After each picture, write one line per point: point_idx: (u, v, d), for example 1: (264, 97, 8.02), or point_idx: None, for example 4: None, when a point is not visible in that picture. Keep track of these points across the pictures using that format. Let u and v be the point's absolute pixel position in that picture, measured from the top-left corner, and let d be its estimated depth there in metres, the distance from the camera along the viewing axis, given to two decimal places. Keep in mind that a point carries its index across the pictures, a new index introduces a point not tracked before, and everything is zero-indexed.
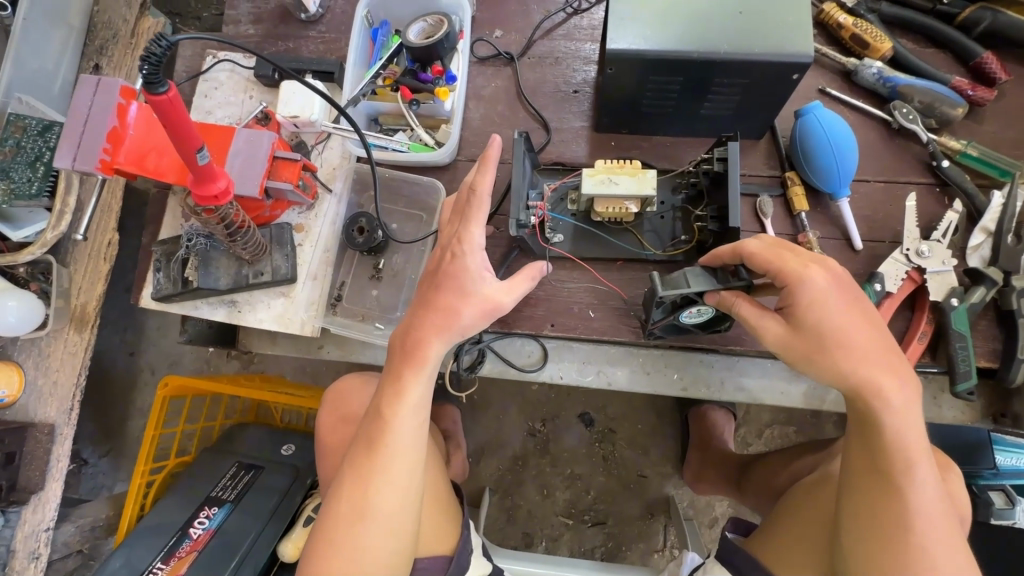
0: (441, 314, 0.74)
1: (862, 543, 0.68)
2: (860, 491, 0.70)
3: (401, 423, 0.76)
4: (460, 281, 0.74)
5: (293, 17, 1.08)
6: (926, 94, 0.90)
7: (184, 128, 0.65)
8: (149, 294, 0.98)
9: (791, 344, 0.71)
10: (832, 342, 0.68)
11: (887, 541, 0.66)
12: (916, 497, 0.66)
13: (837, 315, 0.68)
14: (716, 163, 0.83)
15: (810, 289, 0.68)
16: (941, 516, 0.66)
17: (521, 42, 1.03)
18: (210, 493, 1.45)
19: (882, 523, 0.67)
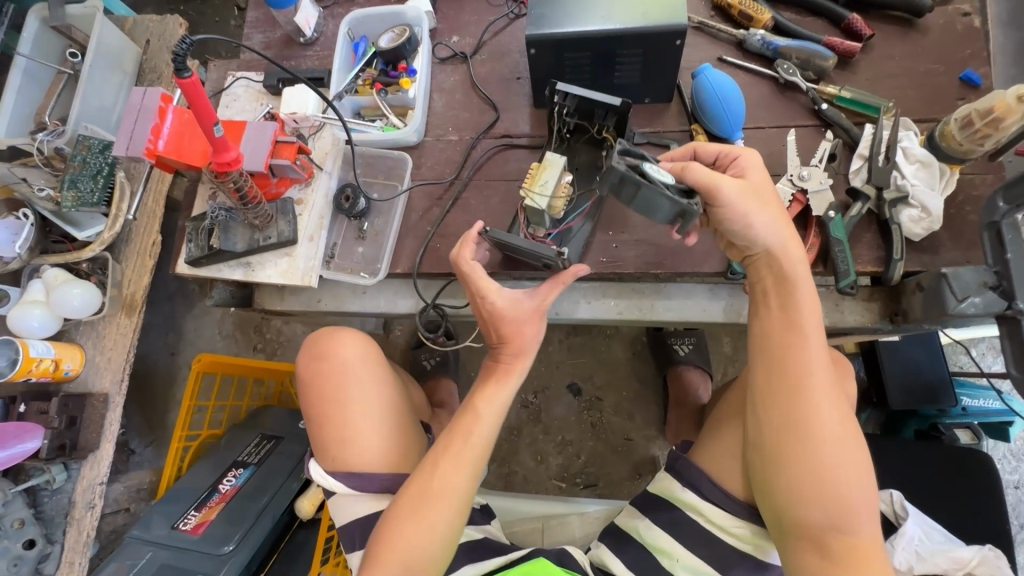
0: (513, 331, 0.96)
1: (774, 397, 0.88)
2: (776, 353, 0.89)
3: (487, 420, 0.95)
4: (516, 317, 0.96)
5: (294, 41, 1.35)
6: (801, 51, 1.08)
7: (204, 106, 0.89)
8: (184, 261, 1.22)
9: (740, 198, 0.87)
10: (765, 190, 0.91)
11: (791, 388, 0.87)
12: (814, 359, 0.87)
13: (766, 187, 0.92)
14: (568, 101, 1.00)
15: (748, 161, 0.93)
16: (830, 373, 0.88)
17: (473, 43, 1.27)
18: (237, 458, 1.64)
19: (790, 379, 0.87)
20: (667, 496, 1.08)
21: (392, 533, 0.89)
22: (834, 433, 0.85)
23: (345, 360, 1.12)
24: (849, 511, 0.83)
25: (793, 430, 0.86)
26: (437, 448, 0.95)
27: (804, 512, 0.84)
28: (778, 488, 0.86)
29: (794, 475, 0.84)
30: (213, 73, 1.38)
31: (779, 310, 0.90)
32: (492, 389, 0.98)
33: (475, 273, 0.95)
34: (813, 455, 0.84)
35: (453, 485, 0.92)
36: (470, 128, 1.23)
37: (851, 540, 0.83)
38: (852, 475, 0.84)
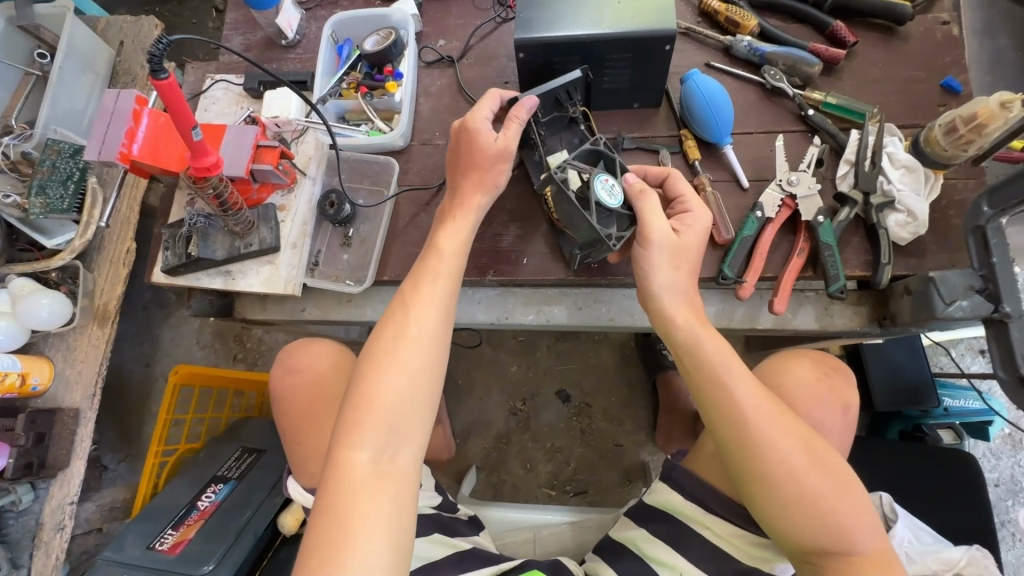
0: (462, 201, 0.94)
1: (730, 447, 0.84)
2: (711, 404, 0.86)
3: (422, 334, 0.82)
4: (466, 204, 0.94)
5: (276, 44, 1.32)
6: (788, 57, 1.08)
7: (183, 110, 0.86)
8: (160, 270, 1.17)
9: (669, 248, 0.90)
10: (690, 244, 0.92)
11: (740, 437, 0.83)
12: (744, 400, 0.84)
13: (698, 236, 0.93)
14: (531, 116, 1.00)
15: (695, 214, 0.94)
16: (765, 404, 0.84)
17: (460, 47, 1.25)
18: (217, 473, 1.60)
19: (732, 425, 0.83)
20: (667, 508, 1.07)
21: (340, 456, 0.75)
22: (793, 460, 0.81)
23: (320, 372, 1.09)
24: (843, 530, 0.79)
25: (756, 475, 0.82)
26: (367, 374, 0.81)
27: (803, 542, 0.81)
28: (774, 523, 0.82)
29: (774, 509, 0.81)
30: (191, 75, 1.34)
31: (694, 366, 0.87)
32: (430, 286, 0.86)
33: (478, 130, 0.93)
34: (782, 494, 0.81)
35: (398, 410, 0.79)
36: None
37: (856, 559, 0.80)
38: (833, 492, 0.80)
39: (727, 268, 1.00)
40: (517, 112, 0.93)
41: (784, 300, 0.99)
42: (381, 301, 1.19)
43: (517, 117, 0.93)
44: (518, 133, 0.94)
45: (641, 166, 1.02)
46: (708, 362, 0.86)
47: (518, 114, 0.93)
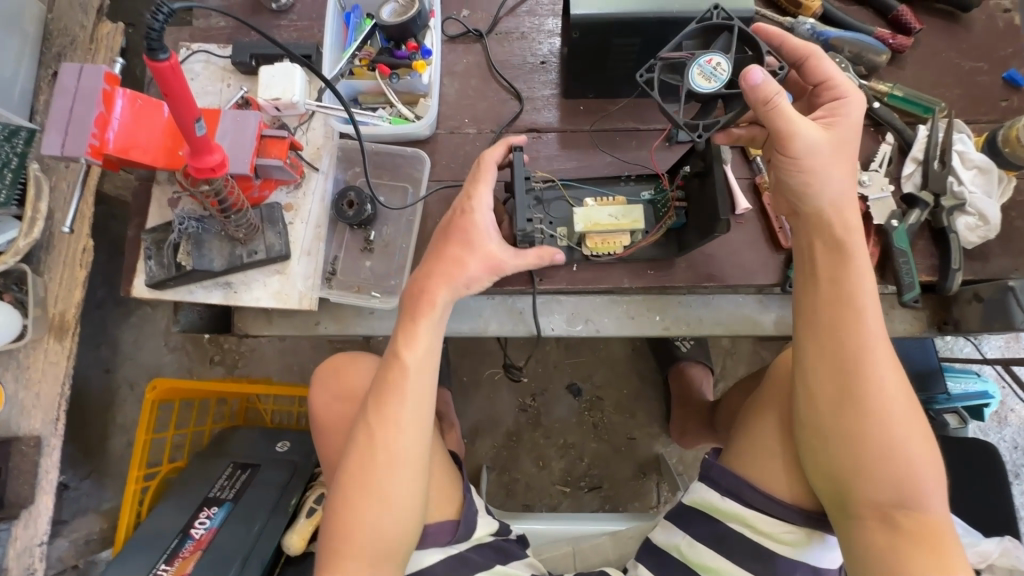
0: (419, 293, 0.82)
1: (823, 377, 0.81)
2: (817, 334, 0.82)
3: (418, 368, 0.83)
4: (470, 234, 0.84)
5: (265, 7, 1.12)
6: (855, 44, 1.00)
7: (184, 98, 0.68)
8: (143, 283, 0.99)
9: (817, 152, 0.80)
10: (846, 150, 0.82)
11: (846, 362, 0.80)
12: (870, 330, 0.80)
13: (853, 138, 0.83)
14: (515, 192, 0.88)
15: (851, 105, 0.82)
16: (888, 347, 0.81)
17: (488, 19, 1.10)
18: (209, 494, 1.43)
19: (844, 351, 0.80)
20: (705, 507, 0.97)
21: (347, 517, 0.80)
22: (899, 405, 0.78)
23: (358, 390, 0.96)
24: (915, 483, 0.76)
25: (855, 409, 0.78)
26: (372, 404, 0.83)
27: (863, 492, 0.77)
28: (841, 472, 0.78)
29: (864, 449, 0.77)
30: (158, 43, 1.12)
31: (829, 286, 0.82)
32: (420, 324, 0.83)
33: (478, 230, 0.83)
34: (873, 435, 0.77)
35: (404, 443, 0.81)
36: (489, 120, 1.07)
37: (923, 523, 0.75)
38: (918, 446, 0.77)
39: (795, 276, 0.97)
40: (551, 254, 0.85)
41: None
42: None
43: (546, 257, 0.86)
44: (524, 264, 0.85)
45: (780, 30, 0.84)
46: (837, 281, 0.82)
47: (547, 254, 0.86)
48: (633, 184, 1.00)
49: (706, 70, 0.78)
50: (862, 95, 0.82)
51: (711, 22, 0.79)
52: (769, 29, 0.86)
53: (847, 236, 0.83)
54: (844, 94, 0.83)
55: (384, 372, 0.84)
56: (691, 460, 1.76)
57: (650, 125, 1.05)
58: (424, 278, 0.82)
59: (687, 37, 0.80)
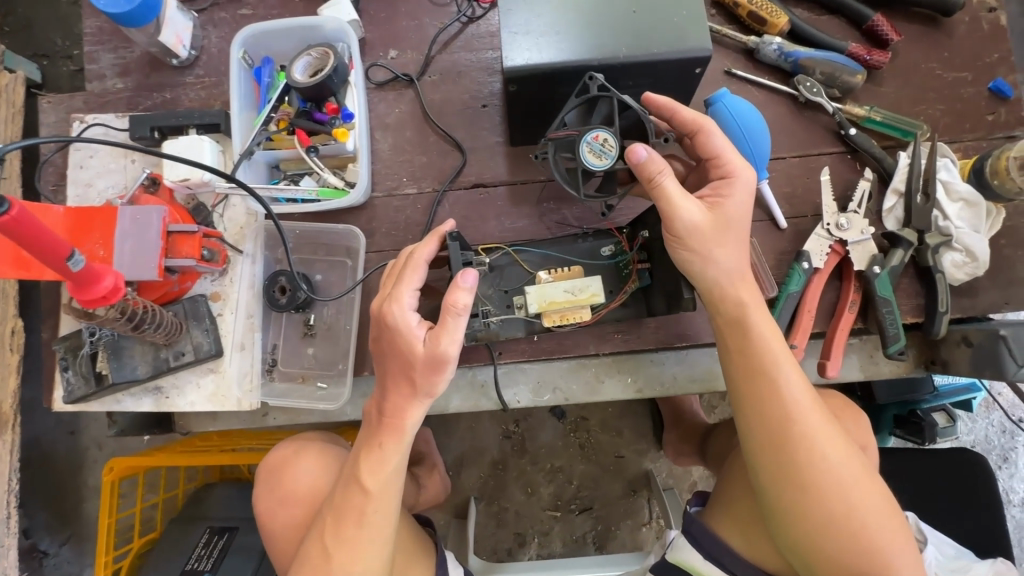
0: (392, 416, 0.76)
1: (758, 447, 0.73)
2: (745, 400, 0.75)
3: (383, 495, 0.76)
4: (400, 344, 0.73)
5: (164, 63, 0.98)
6: (827, 64, 0.90)
7: (45, 238, 0.58)
8: (62, 398, 0.90)
9: (697, 231, 0.72)
10: (728, 230, 0.74)
11: (778, 428, 0.72)
12: (793, 396, 0.73)
13: (742, 215, 0.75)
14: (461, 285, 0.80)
15: (736, 184, 0.74)
16: (817, 407, 0.74)
17: (419, 60, 0.98)
18: (185, 567, 1.26)
19: (773, 417, 0.73)
20: (686, 568, 0.90)
21: None
22: (841, 470, 0.72)
23: (305, 490, 0.92)
24: (870, 537, 0.70)
25: (795, 477, 0.71)
26: (331, 531, 0.77)
27: (821, 558, 0.71)
28: (798, 542, 0.71)
29: (812, 525, 0.71)
30: (49, 114, 0.99)
31: (744, 354, 0.75)
32: (386, 450, 0.76)
33: (400, 329, 0.72)
34: (819, 500, 0.71)
35: (370, 566, 0.75)
36: (430, 177, 0.96)
37: None
38: (867, 499, 0.71)
39: None
40: (449, 303, 0.69)
41: (836, 360, 0.88)
42: (362, 396, 0.97)
43: (452, 309, 0.70)
44: (458, 328, 0.71)
45: (670, 102, 0.75)
46: (756, 341, 0.75)
47: (454, 303, 0.69)
48: (591, 240, 0.90)
49: (595, 147, 0.73)
50: (749, 174, 0.74)
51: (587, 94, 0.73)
52: (661, 101, 0.76)
53: (746, 299, 0.75)
54: (732, 172, 0.75)
55: (343, 497, 0.77)
56: (681, 474, 1.72)
57: None
58: (387, 395, 0.75)
59: (570, 110, 0.75)
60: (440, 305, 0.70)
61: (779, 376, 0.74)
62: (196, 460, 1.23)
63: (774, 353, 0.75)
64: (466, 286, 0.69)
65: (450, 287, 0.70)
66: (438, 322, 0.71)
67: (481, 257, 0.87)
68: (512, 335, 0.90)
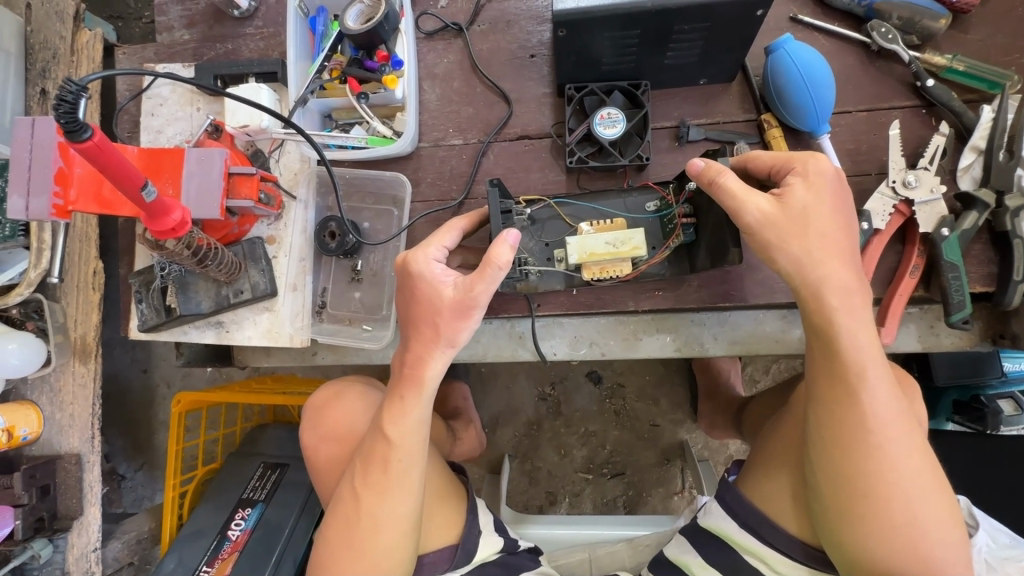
0: (413, 367, 0.78)
1: (826, 443, 0.69)
2: (822, 392, 0.71)
3: (405, 445, 0.79)
4: (420, 289, 0.76)
5: (226, 15, 1.02)
6: (906, 8, 0.83)
7: (123, 170, 0.63)
8: (138, 328, 0.98)
9: (773, 224, 0.69)
10: (812, 223, 0.68)
11: (855, 425, 0.68)
12: (858, 320, 0.69)
13: (825, 204, 0.69)
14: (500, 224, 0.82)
15: (808, 172, 0.70)
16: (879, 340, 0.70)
17: (468, 9, 0.97)
18: (243, 495, 1.39)
19: (829, 355, 0.70)
20: (721, 536, 0.90)
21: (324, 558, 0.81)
22: (889, 409, 0.68)
23: (346, 431, 0.98)
24: (931, 551, 0.66)
25: (859, 478, 0.67)
26: (362, 463, 0.82)
27: (873, 564, 0.67)
28: (849, 545, 0.68)
29: (847, 459, 0.68)
30: (124, 64, 1.05)
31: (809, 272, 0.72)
32: (408, 403, 0.79)
33: (425, 276, 0.75)
34: (886, 508, 0.66)
35: (391, 512, 0.79)
36: (476, 128, 0.96)
37: (903, 538, 0.66)
38: (909, 461, 0.67)
39: None
40: (490, 258, 0.70)
41: (891, 328, 0.83)
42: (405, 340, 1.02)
43: (492, 264, 0.70)
44: (494, 281, 0.72)
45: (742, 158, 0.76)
46: (820, 289, 0.69)
47: (495, 259, 0.70)
48: (636, 194, 0.89)
49: (606, 121, 0.87)
50: (823, 164, 0.70)
51: (618, 87, 0.89)
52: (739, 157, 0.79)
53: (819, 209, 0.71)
54: (805, 167, 0.70)
55: (374, 439, 0.81)
56: (716, 446, 1.69)
57: (657, 124, 0.93)
58: (415, 347, 0.77)
59: (592, 92, 0.89)
60: (482, 258, 0.71)
61: (865, 378, 0.68)
62: (257, 398, 1.34)
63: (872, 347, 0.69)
64: (508, 243, 0.70)
65: (492, 244, 0.71)
66: (477, 270, 0.72)
67: (521, 207, 0.88)
68: (552, 288, 0.90)
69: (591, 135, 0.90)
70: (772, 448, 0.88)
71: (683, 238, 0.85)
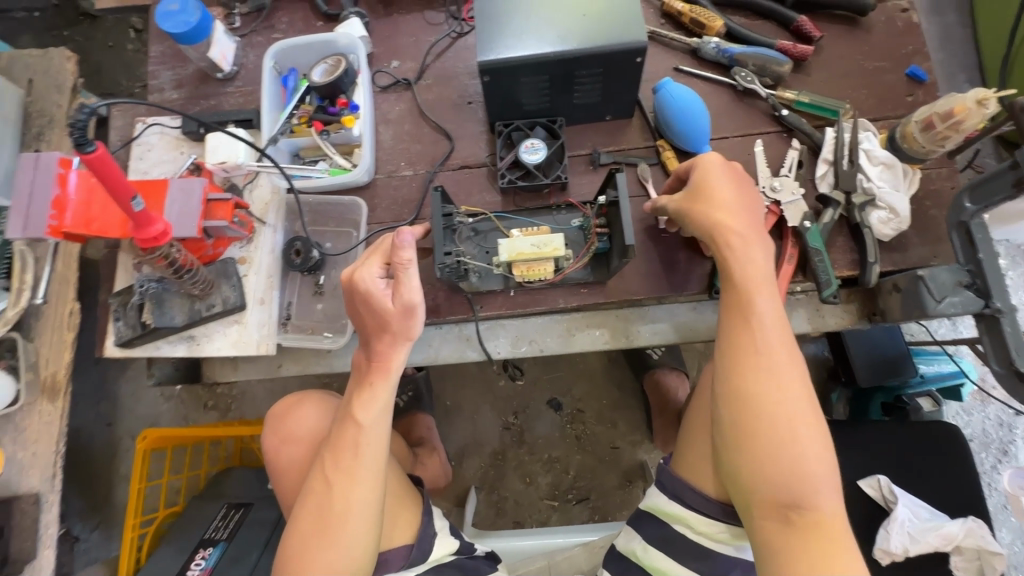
0: (379, 357, 0.90)
1: (735, 386, 0.79)
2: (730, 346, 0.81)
3: (372, 428, 0.89)
4: (371, 300, 0.87)
5: (211, 77, 1.21)
6: (758, 58, 1.06)
7: (117, 183, 0.76)
8: (113, 344, 1.07)
9: (686, 222, 0.87)
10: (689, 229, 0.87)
11: (740, 369, 0.79)
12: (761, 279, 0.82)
13: (717, 187, 0.84)
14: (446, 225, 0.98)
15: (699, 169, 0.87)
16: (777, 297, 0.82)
17: (417, 67, 1.18)
18: (204, 536, 1.39)
19: (739, 310, 0.81)
20: (653, 509, 0.98)
21: (295, 545, 0.86)
22: (782, 354, 0.79)
23: (309, 433, 1.06)
24: (811, 483, 0.74)
25: (751, 419, 0.77)
26: (335, 449, 0.90)
27: (759, 497, 0.76)
28: (738, 479, 0.78)
29: (751, 400, 0.78)
30: (118, 119, 1.22)
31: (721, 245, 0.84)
32: (377, 388, 0.90)
33: (373, 289, 0.86)
34: (767, 443, 0.76)
35: (364, 491, 0.87)
36: (424, 161, 1.13)
37: (797, 471, 0.75)
38: (797, 403, 0.77)
39: (720, 282, 1.02)
40: (396, 259, 0.82)
41: None
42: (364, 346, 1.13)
43: (403, 264, 0.82)
44: (412, 279, 0.84)
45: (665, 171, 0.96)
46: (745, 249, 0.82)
47: (402, 259, 0.83)
48: (564, 211, 1.06)
49: (529, 150, 1.05)
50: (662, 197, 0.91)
51: (539, 123, 1.08)
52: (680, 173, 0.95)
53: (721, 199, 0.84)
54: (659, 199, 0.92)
55: (343, 427, 0.90)
56: None
57: (575, 152, 1.11)
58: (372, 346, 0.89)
59: (516, 129, 1.08)
60: (392, 263, 0.84)
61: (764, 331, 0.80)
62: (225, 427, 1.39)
63: (756, 301, 0.81)
64: (407, 244, 0.82)
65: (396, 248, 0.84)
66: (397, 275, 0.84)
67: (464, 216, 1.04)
68: (491, 288, 1.05)
69: (519, 162, 1.07)
70: (693, 415, 0.99)
71: (597, 242, 1.00)
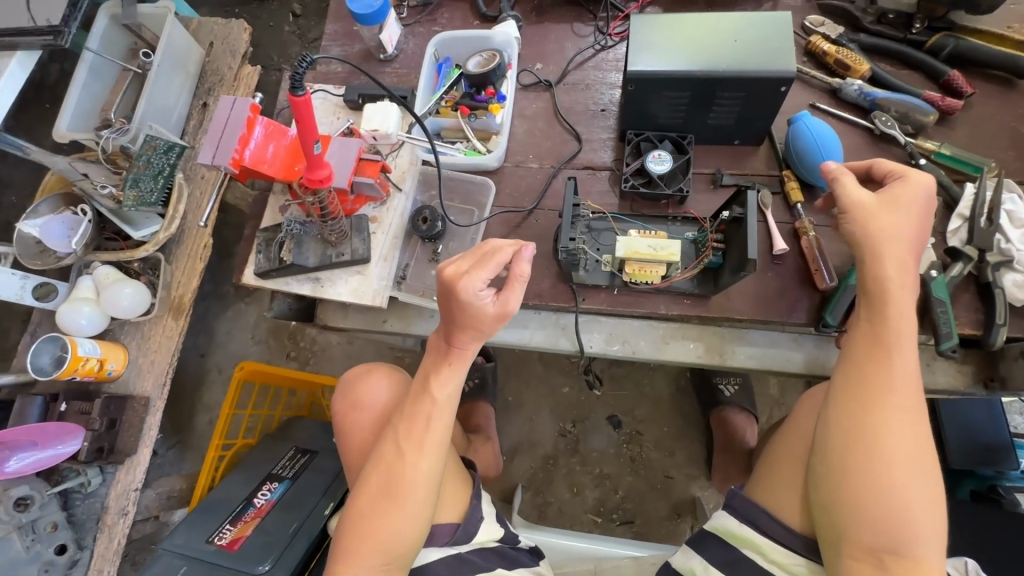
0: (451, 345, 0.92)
1: (850, 417, 0.79)
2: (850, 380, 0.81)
3: (442, 406, 0.93)
4: (465, 308, 0.84)
5: (374, 57, 1.35)
6: (902, 104, 1.06)
7: (308, 127, 0.88)
8: (252, 272, 1.19)
9: (872, 214, 0.83)
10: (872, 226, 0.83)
11: (859, 402, 0.79)
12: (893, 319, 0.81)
13: (919, 208, 0.83)
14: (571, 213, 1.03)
15: (909, 180, 0.85)
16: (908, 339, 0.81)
17: (558, 71, 1.27)
18: (271, 471, 1.46)
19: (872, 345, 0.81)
20: (722, 533, 0.96)
21: (361, 502, 0.92)
22: (903, 395, 0.78)
23: (376, 403, 1.13)
24: (911, 528, 0.73)
25: (860, 455, 0.77)
26: (405, 420, 0.94)
27: (855, 534, 0.75)
28: (833, 511, 0.77)
29: (864, 436, 0.77)
30: (289, 83, 1.38)
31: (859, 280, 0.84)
32: (451, 369, 0.93)
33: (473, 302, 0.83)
34: (872, 481, 0.76)
35: (429, 463, 0.92)
36: (551, 157, 1.21)
37: (898, 514, 0.74)
38: (909, 447, 0.76)
39: (831, 317, 0.99)
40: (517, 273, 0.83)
41: None
42: None
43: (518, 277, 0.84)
44: (521, 291, 0.86)
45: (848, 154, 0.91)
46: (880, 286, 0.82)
47: (519, 272, 0.85)
48: (679, 223, 1.10)
49: (656, 160, 1.10)
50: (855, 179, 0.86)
51: (669, 137, 1.13)
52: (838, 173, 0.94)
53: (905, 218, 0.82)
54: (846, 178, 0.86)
55: (416, 401, 0.94)
56: None
57: (697, 170, 1.15)
58: (449, 338, 0.89)
59: (646, 139, 1.13)
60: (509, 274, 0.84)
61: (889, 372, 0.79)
62: None
63: (889, 339, 0.80)
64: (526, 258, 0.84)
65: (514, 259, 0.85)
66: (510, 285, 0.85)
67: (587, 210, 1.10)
68: (596, 282, 1.10)
69: (643, 170, 1.12)
70: (778, 451, 0.98)
71: (711, 257, 1.02)
